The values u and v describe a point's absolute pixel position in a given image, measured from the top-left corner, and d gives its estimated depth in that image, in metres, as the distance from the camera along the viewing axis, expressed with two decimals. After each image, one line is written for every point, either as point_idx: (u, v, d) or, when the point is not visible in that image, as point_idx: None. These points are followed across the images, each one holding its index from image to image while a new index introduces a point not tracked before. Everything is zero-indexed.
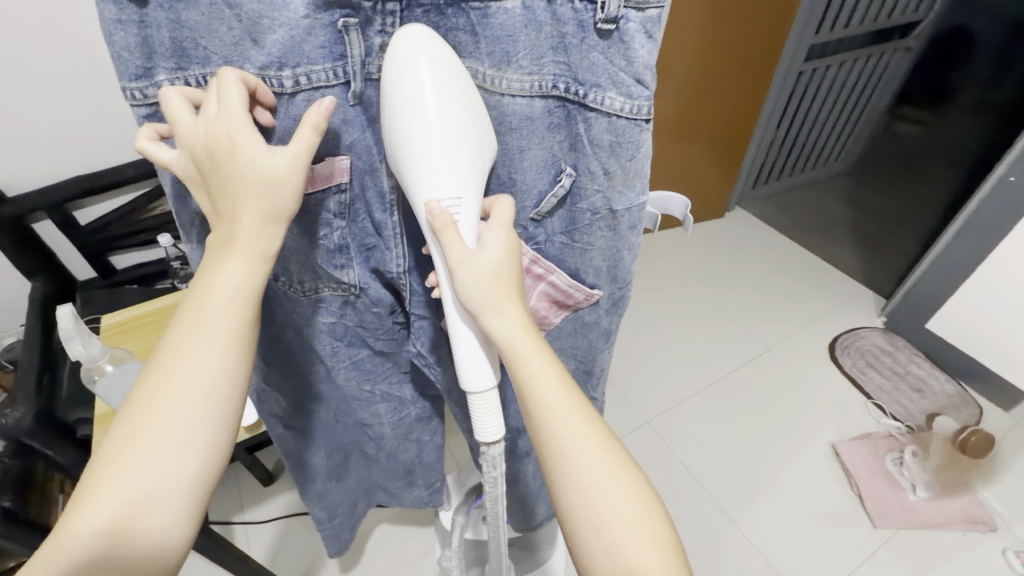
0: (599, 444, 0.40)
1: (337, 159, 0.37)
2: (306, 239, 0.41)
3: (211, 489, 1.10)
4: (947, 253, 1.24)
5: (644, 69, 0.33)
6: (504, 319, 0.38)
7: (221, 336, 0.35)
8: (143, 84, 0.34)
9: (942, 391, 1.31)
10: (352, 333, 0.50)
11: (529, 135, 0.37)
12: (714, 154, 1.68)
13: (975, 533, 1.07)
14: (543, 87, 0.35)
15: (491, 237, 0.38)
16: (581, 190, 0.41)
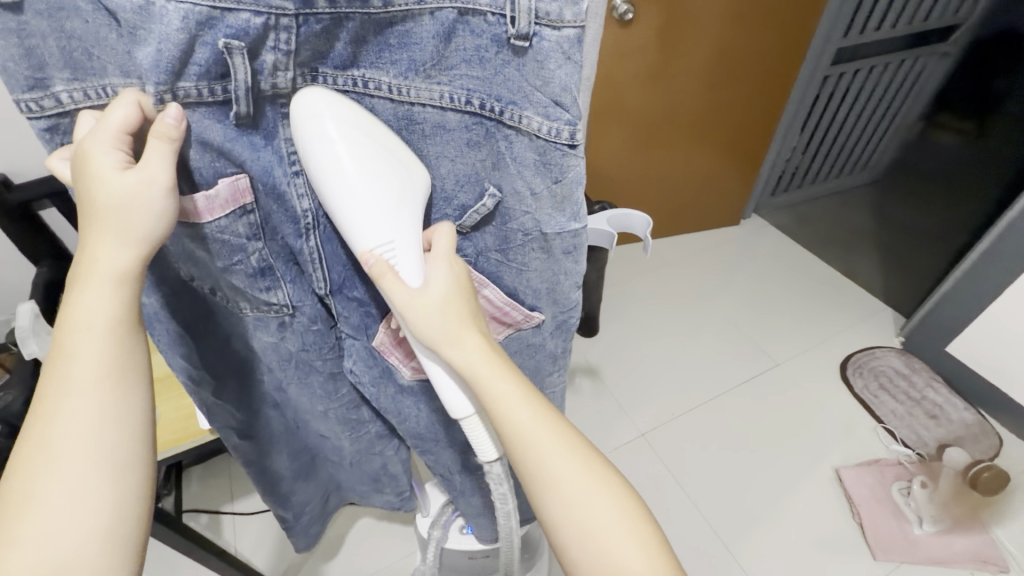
0: (567, 449, 0.39)
1: (235, 181, 0.36)
2: (221, 266, 0.40)
3: (202, 479, 1.12)
4: (972, 275, 1.17)
5: (560, 91, 0.33)
6: (461, 348, 0.39)
7: (100, 355, 0.35)
8: (39, 95, 0.31)
9: (959, 419, 1.24)
10: (294, 355, 0.49)
11: (445, 144, 0.37)
12: (729, 160, 1.62)
13: (983, 572, 1.01)
14: (456, 101, 0.35)
15: (434, 272, 0.38)
16: (508, 211, 0.40)
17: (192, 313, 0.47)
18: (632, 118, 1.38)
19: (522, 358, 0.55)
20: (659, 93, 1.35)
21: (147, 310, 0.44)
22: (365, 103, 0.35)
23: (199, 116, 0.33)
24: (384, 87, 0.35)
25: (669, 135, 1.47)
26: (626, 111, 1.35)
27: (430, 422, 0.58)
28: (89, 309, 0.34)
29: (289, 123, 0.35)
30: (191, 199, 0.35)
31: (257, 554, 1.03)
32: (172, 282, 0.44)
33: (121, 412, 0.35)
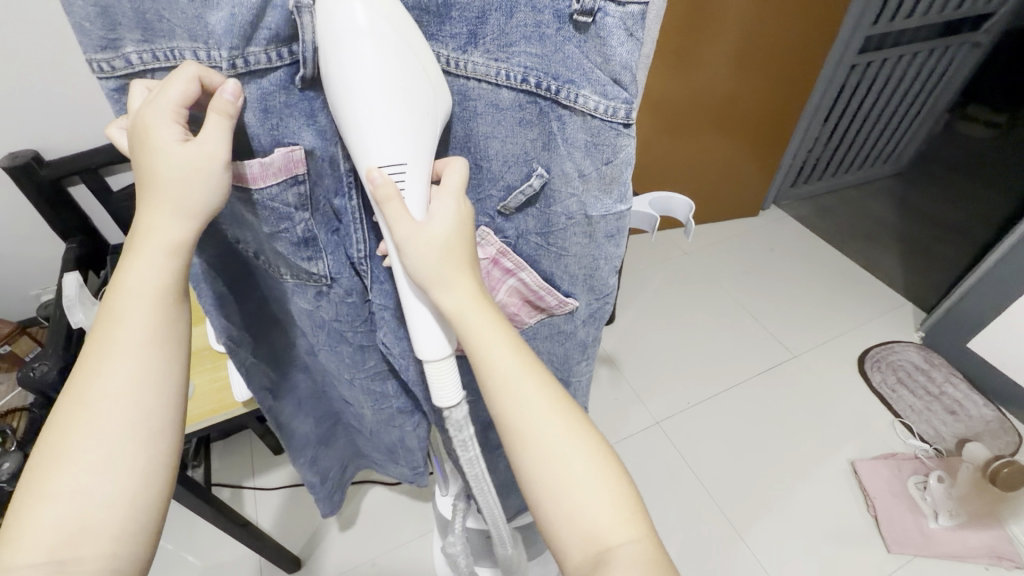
0: (552, 402, 0.40)
1: (290, 153, 0.36)
2: (269, 230, 0.41)
3: (226, 453, 1.15)
4: (997, 270, 1.15)
5: (620, 68, 0.33)
6: (454, 291, 0.38)
7: (148, 323, 0.36)
8: (110, 56, 0.32)
9: (978, 415, 1.23)
10: (328, 323, 0.50)
11: (496, 124, 0.38)
12: (752, 149, 1.60)
13: (999, 568, 1.01)
14: (512, 79, 0.35)
15: (440, 208, 0.37)
16: (554, 192, 0.41)
17: (234, 274, 0.49)
18: (655, 105, 1.37)
19: (552, 344, 0.56)
20: (684, 80, 1.34)
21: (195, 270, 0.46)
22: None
23: (268, 80, 0.33)
24: (442, 60, 0.36)
25: (692, 123, 1.46)
26: (650, 97, 1.34)
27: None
28: (141, 277, 0.36)
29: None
30: (248, 164, 0.36)
31: (278, 528, 1.05)
32: (219, 243, 0.45)
33: (162, 382, 0.37)
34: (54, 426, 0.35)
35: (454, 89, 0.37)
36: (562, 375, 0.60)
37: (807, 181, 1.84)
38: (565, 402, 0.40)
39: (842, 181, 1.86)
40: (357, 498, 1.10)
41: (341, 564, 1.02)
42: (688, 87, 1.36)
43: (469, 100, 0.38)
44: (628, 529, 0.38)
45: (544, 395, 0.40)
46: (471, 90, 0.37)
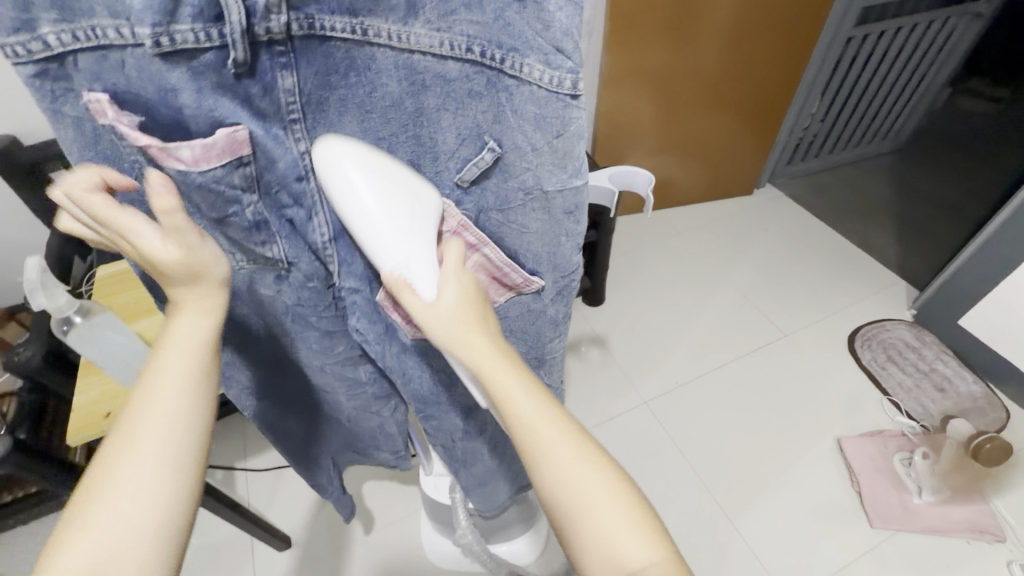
0: (571, 449, 0.39)
1: (233, 133, 0.34)
2: (215, 215, 0.39)
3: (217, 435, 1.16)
4: (988, 247, 1.14)
5: (561, 36, 0.33)
6: (472, 350, 0.39)
7: (189, 365, 0.39)
8: (25, 39, 0.29)
9: (966, 392, 1.23)
10: (291, 309, 0.50)
11: (445, 96, 0.36)
12: (747, 126, 1.57)
13: (980, 542, 1.02)
14: (457, 48, 0.34)
15: (447, 285, 0.40)
16: (509, 166, 0.40)
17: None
18: (648, 84, 1.35)
19: (526, 326, 0.55)
20: (676, 56, 1.31)
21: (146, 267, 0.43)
22: (366, 53, 0.34)
23: (200, 62, 0.31)
24: (384, 35, 0.33)
25: (683, 101, 1.43)
26: (639, 74, 1.32)
27: (433, 384, 0.59)
28: (185, 329, 0.39)
29: (288, 72, 0.33)
30: (182, 149, 0.33)
31: (270, 508, 1.07)
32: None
33: (195, 423, 0.39)
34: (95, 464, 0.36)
35: (400, 64, 0.34)
36: (535, 354, 0.59)
37: (805, 158, 1.81)
38: (590, 450, 0.40)
39: (840, 158, 1.82)
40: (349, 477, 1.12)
41: (332, 541, 1.04)
42: (679, 63, 1.33)
43: (417, 74, 0.35)
44: (650, 552, 0.38)
45: (569, 449, 0.39)
46: (418, 64, 0.34)
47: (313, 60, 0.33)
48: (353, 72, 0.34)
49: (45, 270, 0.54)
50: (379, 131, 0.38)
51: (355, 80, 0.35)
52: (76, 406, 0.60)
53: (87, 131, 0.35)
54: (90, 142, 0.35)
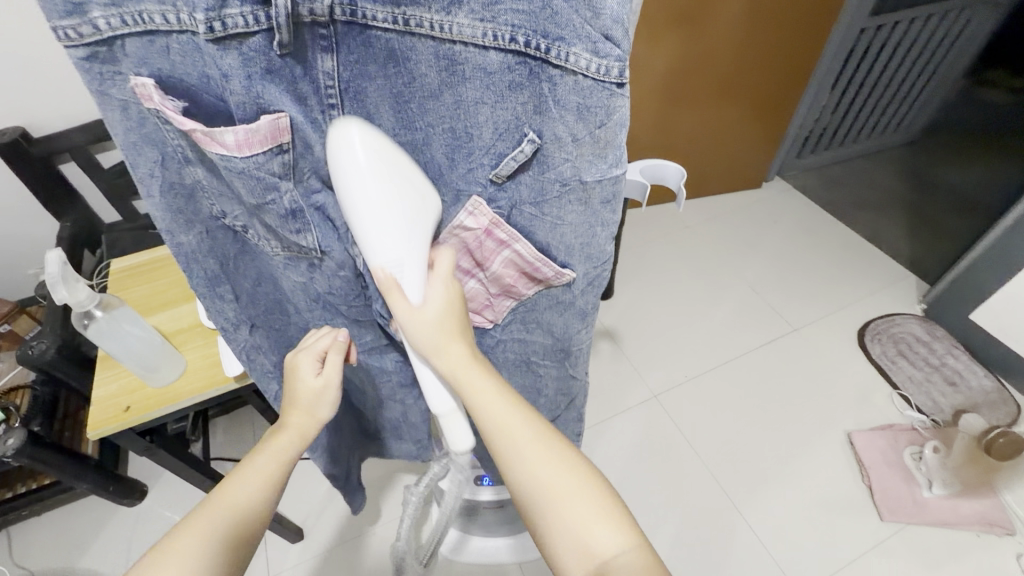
0: (544, 441, 0.41)
1: (276, 120, 0.34)
2: (255, 202, 0.39)
3: (228, 428, 1.17)
4: (1001, 241, 1.13)
5: (610, 23, 0.31)
6: (449, 356, 0.40)
7: (283, 461, 0.45)
8: (76, 22, 0.30)
9: (978, 386, 1.23)
10: (323, 297, 0.51)
11: (484, 89, 0.36)
12: (758, 118, 1.56)
13: (990, 535, 1.02)
14: (499, 39, 0.33)
15: (433, 292, 0.40)
16: (548, 157, 0.39)
17: (223, 254, 0.46)
18: (660, 76, 1.33)
19: (552, 315, 0.56)
20: (689, 48, 1.30)
21: (183, 249, 0.43)
22: (406, 43, 0.34)
23: (248, 46, 0.31)
24: (426, 25, 0.33)
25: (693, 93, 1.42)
26: (650, 65, 1.30)
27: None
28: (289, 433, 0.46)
29: (329, 55, 0.34)
30: (230, 132, 0.33)
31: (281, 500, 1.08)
32: (205, 222, 0.43)
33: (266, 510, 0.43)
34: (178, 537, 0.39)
35: (440, 54, 0.34)
36: (561, 345, 0.59)
37: (814, 151, 1.79)
38: (551, 438, 0.41)
39: (850, 151, 1.81)
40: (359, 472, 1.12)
41: (343, 535, 1.04)
42: (692, 54, 1.32)
43: (456, 64, 0.35)
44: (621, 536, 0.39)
45: (528, 430, 0.41)
46: (458, 54, 0.34)
47: (353, 46, 0.34)
48: (392, 62, 0.35)
49: (66, 264, 0.53)
50: (416, 120, 0.38)
51: (394, 70, 0.36)
52: (97, 399, 0.60)
53: (133, 115, 0.35)
54: (137, 126, 0.36)
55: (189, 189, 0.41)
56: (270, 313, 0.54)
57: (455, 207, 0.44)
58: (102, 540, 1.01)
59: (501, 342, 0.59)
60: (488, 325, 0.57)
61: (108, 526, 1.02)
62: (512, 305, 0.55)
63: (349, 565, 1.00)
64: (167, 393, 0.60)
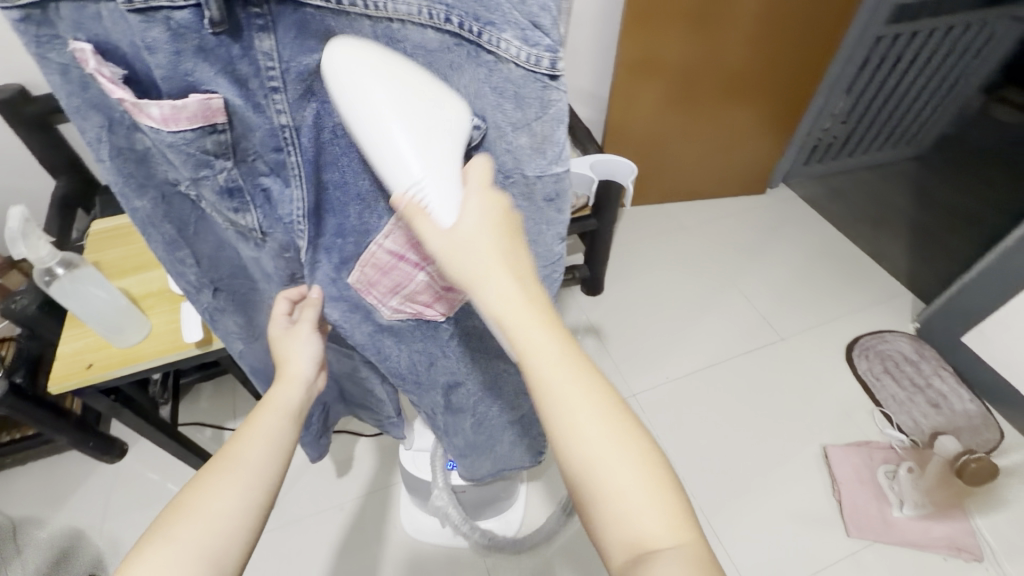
0: (599, 417, 0.38)
1: (207, 100, 0.33)
2: (190, 175, 0.38)
3: (209, 395, 1.18)
4: (997, 265, 1.11)
5: (538, 10, 0.29)
6: (497, 290, 0.37)
7: (282, 426, 0.49)
8: None
9: (962, 410, 1.21)
10: (275, 270, 0.49)
11: (427, 67, 0.35)
12: (772, 117, 1.52)
13: (957, 560, 1.01)
14: (435, 18, 0.32)
15: (470, 206, 0.36)
16: (492, 145, 0.38)
17: (180, 221, 0.45)
18: (666, 73, 1.31)
19: None
20: (696, 47, 1.28)
21: (139, 214, 0.43)
22: (341, 22, 0.33)
23: (177, 21, 0.30)
24: (360, 4, 0.32)
25: (700, 95, 1.39)
26: (658, 61, 1.28)
27: (411, 361, 0.60)
28: (286, 395, 0.52)
29: (267, 36, 0.33)
30: (153, 106, 0.32)
31: None
32: (160, 188, 0.42)
33: (273, 464, 0.47)
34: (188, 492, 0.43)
35: (377, 32, 0.34)
36: None
37: (822, 160, 1.76)
38: (631, 435, 0.39)
39: (857, 163, 1.76)
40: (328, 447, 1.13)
41: (310, 507, 1.06)
42: (701, 52, 1.29)
43: (396, 42, 0.34)
44: (674, 533, 0.37)
45: (606, 430, 0.38)
46: (397, 31, 0.34)
47: (290, 27, 0.33)
48: (328, 43, 0.34)
49: (27, 221, 0.55)
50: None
51: None
52: (61, 356, 0.62)
53: (76, 80, 0.34)
54: (80, 91, 0.34)
55: (140, 156, 0.39)
56: (235, 275, 0.53)
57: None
58: (81, 492, 1.04)
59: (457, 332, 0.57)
60: (440, 318, 0.54)
61: (87, 480, 1.05)
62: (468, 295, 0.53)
63: (313, 537, 1.02)
64: (129, 354, 0.62)
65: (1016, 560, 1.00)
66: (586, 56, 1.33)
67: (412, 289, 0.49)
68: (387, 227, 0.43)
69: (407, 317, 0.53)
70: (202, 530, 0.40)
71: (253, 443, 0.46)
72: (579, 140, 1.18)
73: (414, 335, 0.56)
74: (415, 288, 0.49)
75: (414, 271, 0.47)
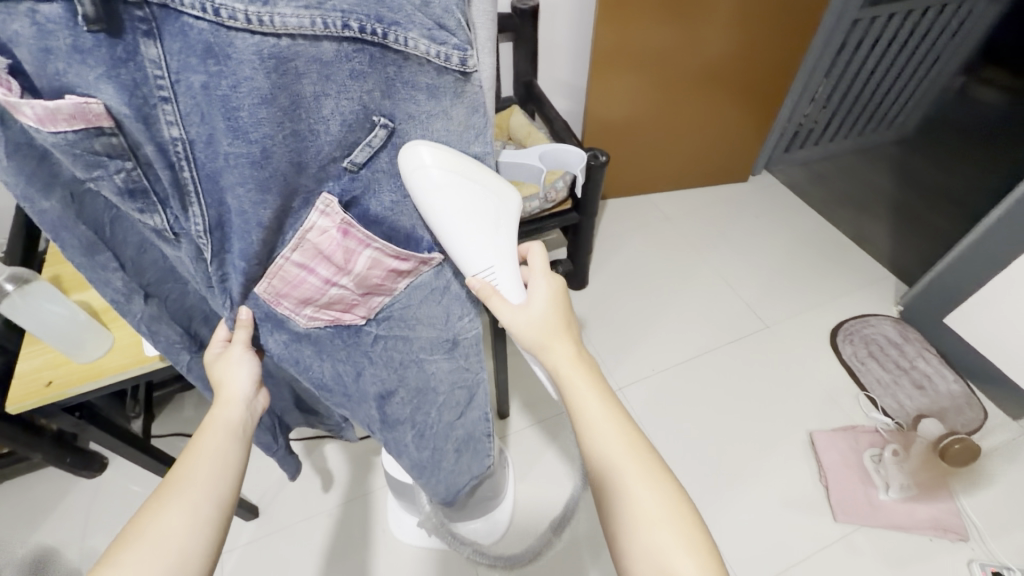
0: (642, 473, 0.46)
1: (85, 104, 0.33)
2: (83, 176, 0.37)
3: (187, 406, 1.16)
4: (978, 246, 1.11)
5: (442, 13, 0.35)
6: (555, 352, 0.51)
7: (231, 443, 0.50)
8: None
9: (946, 391, 1.22)
10: (185, 272, 0.49)
11: (325, 81, 0.37)
12: (751, 107, 1.52)
13: (943, 540, 1.02)
14: (330, 27, 0.34)
15: (538, 289, 0.53)
16: (402, 138, 0.42)
17: (94, 222, 0.45)
18: (642, 63, 1.30)
19: (432, 306, 0.59)
20: (670, 36, 1.26)
21: (47, 217, 0.42)
22: (223, 37, 0.32)
23: (44, 15, 0.30)
24: (240, 18, 0.32)
25: (678, 85, 1.39)
26: (633, 49, 1.26)
27: (335, 372, 0.60)
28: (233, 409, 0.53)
29: (152, 42, 0.32)
30: (24, 106, 0.31)
31: None
32: (67, 185, 0.41)
33: (223, 479, 0.47)
34: (145, 511, 0.44)
35: (265, 53, 0.33)
36: (447, 335, 0.62)
37: (804, 145, 1.76)
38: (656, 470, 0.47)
39: (840, 147, 1.77)
40: (305, 458, 1.11)
41: (298, 513, 1.05)
42: (677, 42, 1.28)
43: (287, 62, 0.35)
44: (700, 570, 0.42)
45: (634, 468, 0.46)
46: (288, 50, 0.34)
47: (173, 34, 0.32)
48: (212, 58, 0.33)
49: None
50: (249, 131, 0.36)
51: (215, 68, 0.33)
52: (19, 373, 0.60)
53: None
54: None
55: (40, 151, 0.39)
56: (164, 279, 0.54)
57: (305, 208, 0.44)
58: (63, 508, 1.02)
59: (380, 338, 0.59)
60: (361, 322, 0.57)
61: (65, 497, 1.04)
62: (385, 301, 0.56)
63: (300, 545, 1.01)
64: (92, 368, 0.61)
65: (1001, 538, 1.01)
66: (563, 48, 1.32)
67: (324, 300, 0.52)
68: (292, 243, 0.45)
69: (326, 323, 0.55)
70: (155, 548, 0.41)
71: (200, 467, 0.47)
72: (557, 132, 1.17)
73: (336, 344, 0.57)
74: (327, 300, 0.52)
75: (323, 286, 0.50)
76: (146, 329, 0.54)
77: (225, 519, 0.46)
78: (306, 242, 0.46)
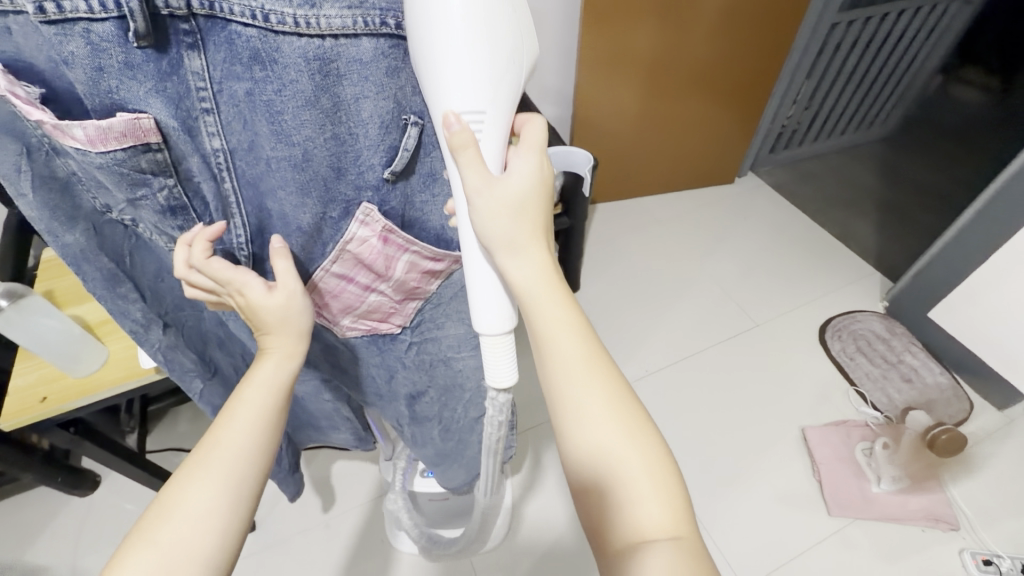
0: (618, 423, 0.39)
1: (136, 120, 0.33)
2: (128, 196, 0.38)
3: (181, 420, 1.15)
4: (958, 240, 1.14)
5: None
6: (524, 261, 0.41)
7: (269, 405, 0.45)
8: None
9: (933, 383, 1.24)
10: None
11: (363, 82, 0.38)
12: (738, 108, 1.55)
13: (935, 530, 1.04)
14: (370, 24, 0.35)
15: (521, 165, 0.41)
16: (430, 136, 0.44)
17: (114, 251, 0.46)
18: (629, 70, 1.33)
19: (462, 302, 0.60)
20: (655, 42, 1.29)
21: (71, 250, 0.43)
22: (270, 43, 0.34)
23: (97, 34, 0.30)
24: (289, 22, 0.33)
25: (664, 90, 1.41)
26: (619, 55, 1.29)
27: (371, 373, 0.65)
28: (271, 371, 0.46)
29: (196, 54, 0.33)
30: (79, 128, 0.32)
31: None
32: (89, 218, 0.43)
33: (257, 450, 0.44)
34: (175, 482, 0.41)
35: (310, 54, 0.35)
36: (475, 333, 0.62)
37: (788, 147, 1.79)
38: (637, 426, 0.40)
39: (824, 148, 1.81)
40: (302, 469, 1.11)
41: (294, 526, 1.04)
42: (661, 47, 1.31)
43: (329, 63, 0.36)
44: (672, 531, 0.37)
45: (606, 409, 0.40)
46: (331, 50, 0.35)
47: (219, 44, 0.34)
48: (257, 64, 0.35)
49: None
50: (291, 134, 0.38)
51: (261, 74, 0.35)
52: (14, 388, 0.60)
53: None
54: None
55: (64, 183, 0.40)
56: (180, 307, 0.55)
57: (345, 219, 0.45)
58: (55, 527, 1.01)
59: (414, 345, 0.61)
60: (397, 330, 0.59)
61: (57, 516, 1.02)
62: (419, 305, 0.58)
63: (298, 556, 1.00)
64: (87, 383, 0.60)
65: (991, 526, 1.03)
66: (550, 55, 1.34)
67: (363, 308, 0.54)
68: (332, 255, 0.47)
69: (363, 331, 0.58)
70: (187, 528, 0.39)
71: (238, 426, 0.43)
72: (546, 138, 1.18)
73: (372, 349, 0.61)
74: (366, 308, 0.54)
75: (363, 293, 0.52)
76: (164, 358, 0.56)
77: (259, 493, 0.44)
78: (346, 253, 0.47)
